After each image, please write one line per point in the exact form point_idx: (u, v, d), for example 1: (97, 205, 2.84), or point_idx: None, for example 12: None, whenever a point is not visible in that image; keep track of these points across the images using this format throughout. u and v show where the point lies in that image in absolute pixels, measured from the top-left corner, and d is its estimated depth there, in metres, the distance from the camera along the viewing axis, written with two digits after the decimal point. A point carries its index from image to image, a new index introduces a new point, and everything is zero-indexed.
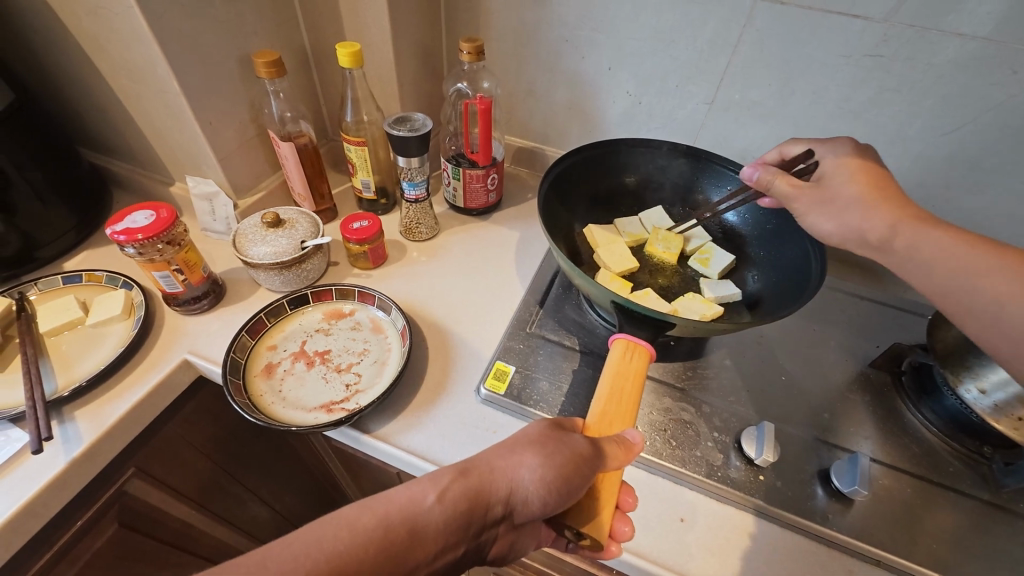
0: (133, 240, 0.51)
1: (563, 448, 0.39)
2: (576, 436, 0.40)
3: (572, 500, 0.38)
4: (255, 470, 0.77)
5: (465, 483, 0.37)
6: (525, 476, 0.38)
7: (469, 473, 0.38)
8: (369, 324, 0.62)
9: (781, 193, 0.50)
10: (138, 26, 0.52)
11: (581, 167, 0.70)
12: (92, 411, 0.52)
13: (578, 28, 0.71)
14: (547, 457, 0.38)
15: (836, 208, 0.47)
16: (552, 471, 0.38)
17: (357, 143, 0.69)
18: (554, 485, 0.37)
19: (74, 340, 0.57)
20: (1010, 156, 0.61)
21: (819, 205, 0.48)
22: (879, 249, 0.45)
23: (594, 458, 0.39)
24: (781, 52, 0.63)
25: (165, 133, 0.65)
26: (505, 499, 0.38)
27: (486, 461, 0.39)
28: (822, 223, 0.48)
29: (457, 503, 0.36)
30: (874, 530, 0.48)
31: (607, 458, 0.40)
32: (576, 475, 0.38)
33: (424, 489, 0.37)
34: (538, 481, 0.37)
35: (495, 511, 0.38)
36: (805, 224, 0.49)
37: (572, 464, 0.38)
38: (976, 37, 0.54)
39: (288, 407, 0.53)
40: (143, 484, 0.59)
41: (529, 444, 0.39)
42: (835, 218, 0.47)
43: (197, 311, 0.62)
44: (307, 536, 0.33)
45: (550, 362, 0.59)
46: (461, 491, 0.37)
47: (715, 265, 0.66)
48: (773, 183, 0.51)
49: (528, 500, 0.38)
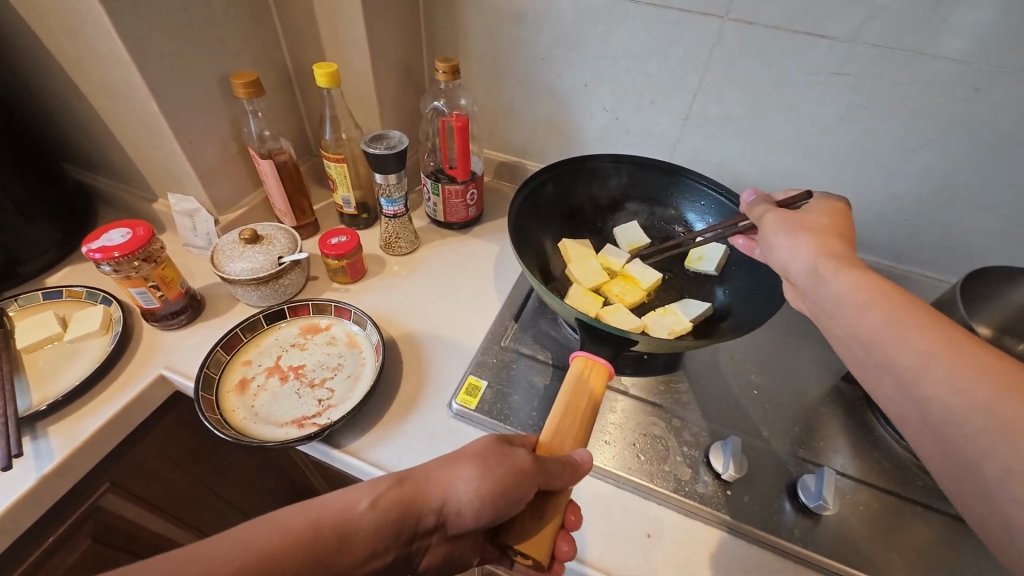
0: (109, 258, 0.52)
1: (502, 461, 0.39)
2: (519, 451, 0.40)
3: (508, 513, 0.39)
4: (233, 481, 0.77)
5: (401, 490, 0.38)
6: (460, 488, 0.38)
7: (406, 481, 0.38)
8: (343, 339, 0.62)
9: (761, 208, 0.52)
10: (118, 50, 0.53)
11: (554, 184, 0.72)
12: (66, 427, 0.53)
13: (555, 47, 0.73)
14: (485, 469, 0.38)
15: (798, 229, 0.47)
16: (488, 483, 0.38)
17: (337, 160, 0.70)
18: (489, 498, 0.38)
19: (50, 356, 0.58)
20: (976, 172, 0.62)
21: (780, 222, 0.49)
22: (817, 272, 0.43)
23: (536, 474, 0.39)
24: (750, 70, 0.64)
25: (147, 151, 0.66)
26: (438, 509, 0.38)
27: (424, 471, 0.40)
28: (780, 242, 0.47)
29: (389, 509, 0.37)
30: (841, 546, 0.48)
31: (549, 475, 0.40)
32: (514, 488, 0.38)
33: (359, 495, 0.37)
34: (473, 493, 0.38)
35: (428, 520, 0.38)
36: (767, 239, 0.49)
37: (510, 478, 0.38)
38: (939, 57, 0.55)
39: (259, 422, 0.53)
40: (117, 498, 0.59)
41: (469, 456, 0.40)
42: (795, 235, 0.47)
43: (175, 326, 0.63)
44: (237, 535, 0.33)
45: (523, 376, 0.59)
46: (395, 497, 0.37)
47: (710, 258, 0.68)
48: (761, 201, 0.53)
49: (461, 511, 0.38)
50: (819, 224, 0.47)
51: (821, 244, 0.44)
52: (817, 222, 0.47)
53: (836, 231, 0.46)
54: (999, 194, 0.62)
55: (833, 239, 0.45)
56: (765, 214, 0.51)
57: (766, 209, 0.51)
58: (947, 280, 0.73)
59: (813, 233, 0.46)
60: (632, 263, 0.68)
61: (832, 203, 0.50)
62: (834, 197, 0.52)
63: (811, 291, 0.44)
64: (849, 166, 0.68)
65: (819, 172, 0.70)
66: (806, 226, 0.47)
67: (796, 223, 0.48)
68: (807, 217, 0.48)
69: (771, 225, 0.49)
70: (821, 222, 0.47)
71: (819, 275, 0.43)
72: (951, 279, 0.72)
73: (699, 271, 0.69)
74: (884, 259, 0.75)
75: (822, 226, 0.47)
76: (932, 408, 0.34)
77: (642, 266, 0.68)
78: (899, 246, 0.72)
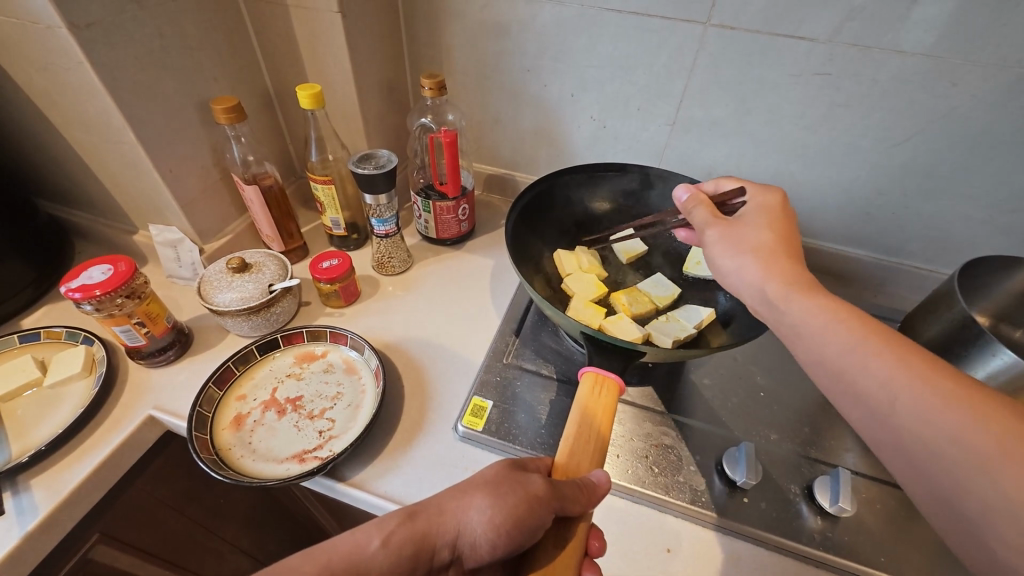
0: (89, 297, 0.50)
1: (516, 488, 0.38)
2: (533, 476, 0.39)
3: (525, 543, 0.37)
4: (229, 518, 0.74)
5: (411, 527, 0.36)
6: (473, 519, 0.37)
7: (417, 516, 0.37)
8: (341, 365, 0.60)
9: (699, 215, 0.50)
10: (91, 81, 0.51)
11: (543, 196, 0.71)
12: (50, 478, 0.49)
13: (539, 58, 0.72)
14: (498, 498, 0.37)
15: (741, 247, 0.45)
16: (502, 513, 0.36)
17: (324, 182, 0.69)
18: (505, 528, 0.36)
19: (30, 404, 0.55)
20: (960, 164, 0.63)
21: (723, 240, 0.47)
22: (770, 298, 0.42)
23: (550, 499, 0.38)
24: (734, 75, 0.65)
25: (125, 183, 0.64)
26: (453, 543, 0.37)
27: (436, 503, 0.38)
28: (725, 262, 0.46)
29: (402, 547, 0.35)
30: (861, 547, 0.48)
31: (564, 500, 0.38)
32: (529, 516, 0.37)
33: (369, 534, 0.36)
34: (486, 525, 0.36)
35: (442, 555, 0.37)
36: (710, 261, 0.47)
37: (525, 505, 0.37)
38: (917, 54, 0.56)
39: (257, 460, 0.51)
40: (108, 549, 0.56)
41: (481, 485, 0.38)
42: (739, 255, 0.45)
43: (161, 363, 0.60)
44: None
45: (528, 393, 0.58)
46: (406, 535, 0.36)
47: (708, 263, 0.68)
48: (696, 209, 0.51)
49: (475, 543, 0.37)
50: (760, 239, 0.45)
51: (766, 263, 0.43)
52: (759, 236, 0.46)
53: (778, 243, 0.45)
54: (982, 184, 0.64)
55: (775, 258, 0.44)
56: (706, 231, 0.48)
57: (705, 221, 0.49)
58: (940, 271, 0.73)
59: (755, 252, 0.44)
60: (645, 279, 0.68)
61: (770, 198, 0.49)
62: (768, 189, 0.50)
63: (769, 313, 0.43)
64: (836, 164, 0.68)
65: (807, 171, 0.71)
66: (749, 243, 0.45)
67: (738, 242, 0.46)
68: (746, 230, 0.46)
69: (714, 246, 0.47)
70: (763, 236, 0.45)
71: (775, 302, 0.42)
72: (943, 270, 0.73)
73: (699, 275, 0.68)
74: (876, 253, 0.76)
75: (768, 242, 0.45)
76: (909, 430, 0.34)
77: (658, 277, 0.67)
78: (889, 240, 0.73)
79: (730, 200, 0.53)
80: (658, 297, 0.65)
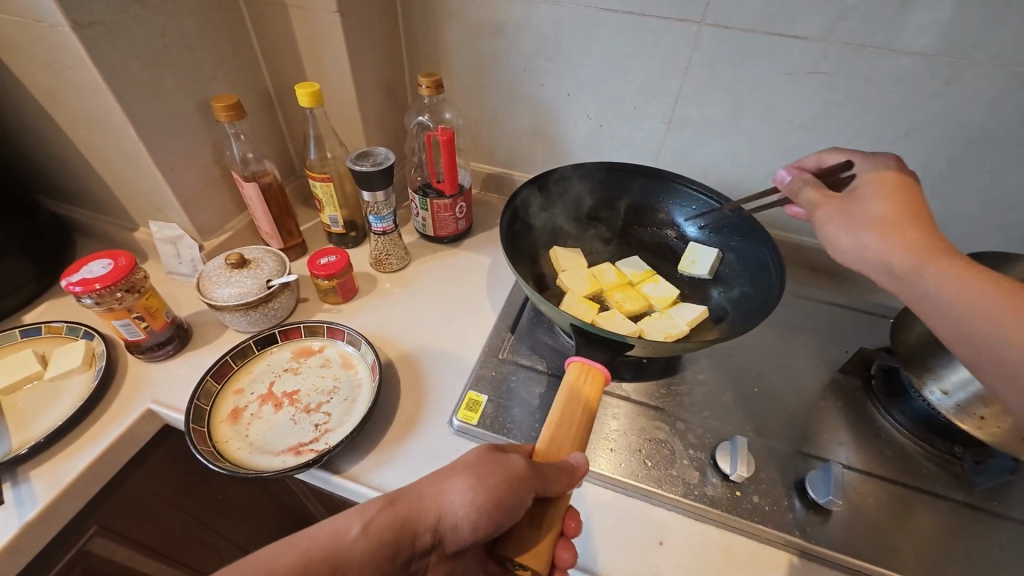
0: (90, 290, 0.50)
1: (497, 469, 0.38)
2: (513, 457, 0.39)
3: (506, 524, 0.37)
4: (226, 513, 0.75)
5: (393, 511, 0.37)
6: (456, 501, 0.37)
7: (397, 502, 0.37)
8: (338, 360, 0.61)
9: (807, 199, 0.48)
10: (93, 78, 0.52)
11: (537, 193, 0.72)
12: (49, 469, 0.50)
13: (535, 58, 0.73)
14: (479, 480, 0.37)
15: (859, 223, 0.43)
16: (483, 494, 0.37)
17: (322, 180, 0.69)
18: (485, 509, 0.37)
19: (32, 397, 0.55)
20: (956, 160, 0.63)
21: (838, 219, 0.44)
22: (898, 274, 0.40)
23: (530, 479, 0.38)
24: (728, 73, 0.66)
25: (127, 180, 0.65)
26: (434, 527, 0.38)
27: (416, 489, 0.38)
28: (839, 236, 0.44)
29: (382, 533, 0.36)
30: (853, 540, 0.48)
31: (545, 480, 0.39)
32: (509, 496, 0.37)
33: (349, 522, 0.36)
34: (468, 505, 0.37)
35: (424, 539, 0.38)
36: (823, 237, 0.45)
37: (505, 486, 0.37)
38: (908, 53, 0.57)
39: (254, 452, 0.52)
40: (106, 541, 0.57)
41: (462, 468, 0.39)
42: (856, 231, 0.43)
43: (161, 357, 0.61)
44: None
45: (523, 388, 0.59)
46: (386, 521, 0.36)
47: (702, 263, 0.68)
48: (804, 191, 0.49)
49: (457, 526, 0.37)
50: (881, 213, 0.42)
51: (888, 236, 0.41)
52: (878, 210, 0.42)
53: (899, 212, 0.42)
54: (976, 181, 0.64)
55: (904, 228, 0.41)
56: (816, 211, 0.46)
57: (814, 201, 0.47)
58: None
59: (875, 224, 0.42)
60: (641, 275, 0.68)
61: (887, 165, 0.47)
62: (886, 156, 0.48)
63: (894, 285, 0.41)
64: None
65: None
66: (868, 218, 0.42)
67: (857, 219, 0.43)
68: (865, 205, 0.44)
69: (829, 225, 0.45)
70: (883, 210, 0.42)
71: (911, 271, 0.39)
72: None
73: (693, 275, 0.69)
74: None
75: (888, 214, 0.42)
76: None
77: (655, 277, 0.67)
78: None
79: (841, 173, 0.50)
80: (652, 296, 0.65)
